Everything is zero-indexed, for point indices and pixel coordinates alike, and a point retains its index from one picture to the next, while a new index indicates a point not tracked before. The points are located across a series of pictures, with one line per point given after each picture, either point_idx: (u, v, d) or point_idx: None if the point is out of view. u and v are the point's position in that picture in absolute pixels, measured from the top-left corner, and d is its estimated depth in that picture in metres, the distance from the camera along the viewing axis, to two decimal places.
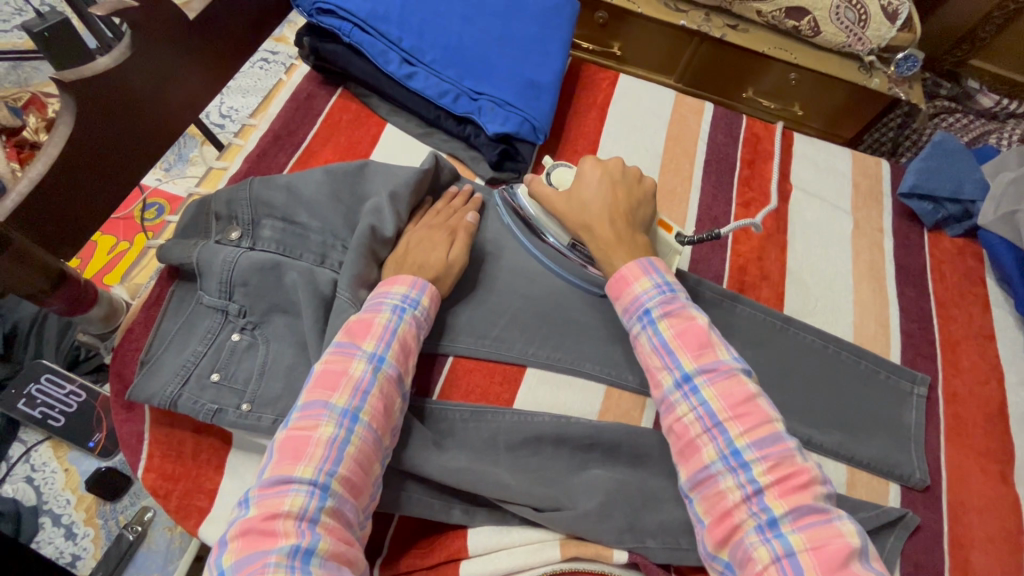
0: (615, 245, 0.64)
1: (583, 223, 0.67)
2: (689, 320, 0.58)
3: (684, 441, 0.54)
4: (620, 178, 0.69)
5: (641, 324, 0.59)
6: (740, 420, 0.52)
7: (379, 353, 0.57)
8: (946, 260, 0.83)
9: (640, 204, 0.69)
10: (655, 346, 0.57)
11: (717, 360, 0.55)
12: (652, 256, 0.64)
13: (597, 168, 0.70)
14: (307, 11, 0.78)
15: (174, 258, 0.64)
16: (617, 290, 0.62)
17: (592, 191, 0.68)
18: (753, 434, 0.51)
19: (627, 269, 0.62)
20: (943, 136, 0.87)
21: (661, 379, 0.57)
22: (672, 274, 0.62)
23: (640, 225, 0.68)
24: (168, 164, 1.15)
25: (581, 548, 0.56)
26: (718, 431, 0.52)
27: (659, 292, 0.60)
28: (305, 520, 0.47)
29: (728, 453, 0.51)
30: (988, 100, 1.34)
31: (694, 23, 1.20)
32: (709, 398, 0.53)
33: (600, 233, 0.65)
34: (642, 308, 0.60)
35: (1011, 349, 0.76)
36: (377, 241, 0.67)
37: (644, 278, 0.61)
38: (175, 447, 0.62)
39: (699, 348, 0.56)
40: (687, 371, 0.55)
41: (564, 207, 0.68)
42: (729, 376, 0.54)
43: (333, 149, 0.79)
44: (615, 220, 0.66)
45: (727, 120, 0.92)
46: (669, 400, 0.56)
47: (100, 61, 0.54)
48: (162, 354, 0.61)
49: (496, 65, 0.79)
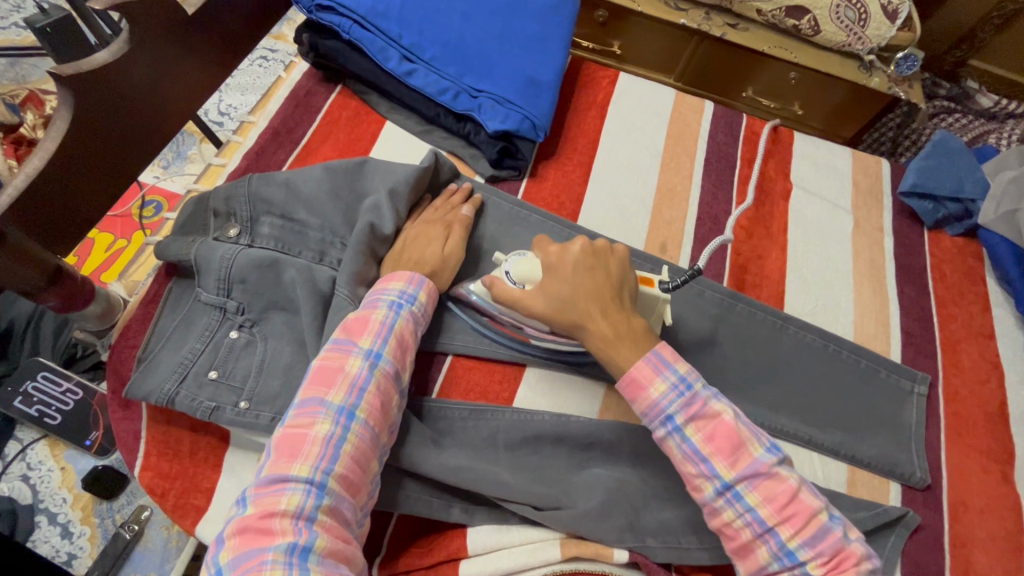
0: (617, 345, 0.56)
1: (573, 321, 0.58)
2: (714, 419, 0.53)
3: (736, 545, 0.51)
4: (591, 262, 0.60)
5: (665, 430, 0.54)
6: (790, 522, 0.49)
7: (376, 350, 0.57)
8: (946, 259, 0.83)
9: (623, 281, 0.60)
10: (686, 453, 0.52)
11: (752, 460, 0.51)
12: (656, 343, 0.57)
13: (563, 253, 0.60)
14: (307, 7, 0.78)
15: (172, 254, 0.64)
16: (631, 395, 0.55)
17: (567, 285, 0.59)
18: (804, 533, 0.49)
19: (638, 370, 0.55)
20: (943, 135, 0.87)
21: (700, 487, 0.52)
22: (684, 363, 0.55)
23: (630, 303, 0.60)
24: (166, 162, 1.15)
25: (582, 547, 0.55)
26: (771, 535, 0.49)
27: (677, 392, 0.54)
28: (302, 519, 0.46)
29: (782, 554, 0.49)
30: (987, 100, 1.33)
31: (694, 22, 1.21)
32: (755, 504, 0.50)
33: (596, 332, 0.57)
34: (663, 413, 0.54)
35: (1011, 348, 0.76)
36: (376, 239, 0.67)
37: (659, 380, 0.54)
38: (172, 446, 0.61)
39: (732, 453, 0.51)
40: (726, 479, 0.51)
41: (545, 309, 0.59)
42: (769, 475, 0.51)
43: (332, 146, 0.79)
44: (605, 312, 0.58)
45: (727, 119, 0.92)
46: (711, 505, 0.52)
47: (98, 55, 0.53)
48: (159, 351, 0.61)
49: (495, 62, 0.79)
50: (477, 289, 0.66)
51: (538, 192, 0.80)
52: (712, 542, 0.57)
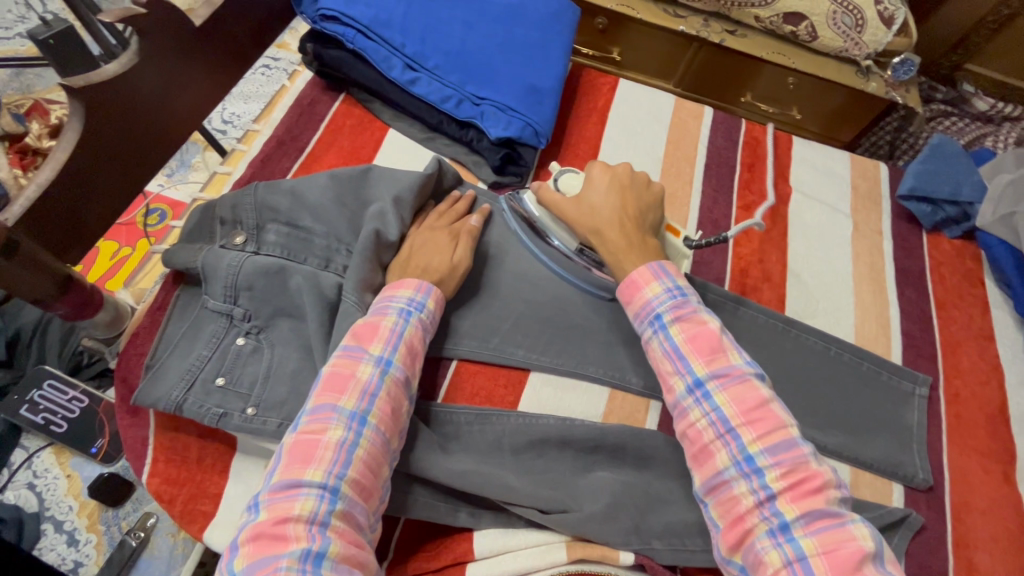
0: (626, 250, 0.65)
1: (594, 227, 0.67)
2: (700, 324, 0.58)
3: (698, 447, 0.54)
4: (628, 182, 0.70)
5: (652, 329, 0.60)
6: (752, 426, 0.52)
7: (386, 356, 0.57)
8: (945, 261, 0.83)
9: (650, 208, 0.69)
10: (667, 350, 0.58)
11: (728, 365, 0.56)
12: (663, 260, 0.65)
13: (606, 172, 0.71)
14: (311, 18, 0.79)
15: (179, 262, 0.65)
16: (628, 295, 0.62)
17: (601, 196, 0.69)
18: (767, 440, 0.51)
19: (638, 273, 0.62)
20: (940, 139, 0.87)
21: (674, 385, 0.57)
22: (681, 279, 0.62)
23: (650, 228, 0.68)
24: (170, 170, 1.15)
25: (588, 550, 0.55)
26: (732, 436, 0.52)
27: (669, 296, 0.60)
28: (316, 524, 0.47)
29: (741, 458, 0.52)
30: (984, 104, 1.34)
31: (693, 28, 1.22)
32: (722, 403, 0.54)
33: (610, 238, 0.66)
34: (653, 313, 0.60)
35: (1012, 350, 0.77)
36: (382, 246, 0.68)
37: (655, 284, 0.61)
38: (179, 452, 0.62)
39: (710, 353, 0.56)
40: (699, 376, 0.55)
41: (575, 212, 0.68)
42: (742, 381, 0.55)
43: (336, 154, 0.79)
44: (624, 224, 0.66)
45: (726, 124, 0.93)
46: (681, 404, 0.56)
47: (109, 67, 0.54)
48: (166, 359, 0.61)
49: (498, 70, 0.80)
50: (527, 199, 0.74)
51: None
52: None
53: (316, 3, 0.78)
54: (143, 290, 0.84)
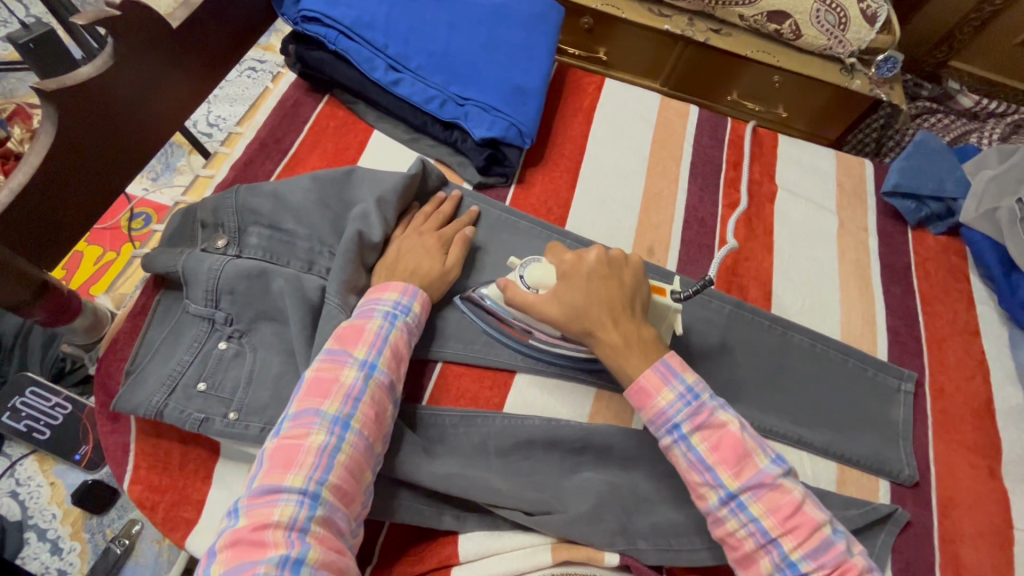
0: (628, 353, 0.57)
1: (586, 329, 0.58)
2: (721, 429, 0.54)
3: (739, 554, 0.51)
4: (607, 271, 0.60)
5: (671, 438, 0.54)
6: (793, 533, 0.50)
7: (371, 360, 0.57)
8: (931, 257, 0.84)
9: (638, 291, 0.61)
10: (692, 462, 0.53)
11: (757, 470, 0.52)
12: (664, 351, 0.58)
13: (579, 261, 0.60)
14: (293, 19, 0.78)
15: (160, 266, 0.64)
16: (638, 402, 0.56)
17: (582, 293, 0.59)
18: (808, 545, 0.49)
19: (645, 378, 0.56)
20: (924, 136, 0.88)
21: (704, 495, 0.53)
22: (690, 372, 0.56)
23: (642, 314, 0.60)
24: (155, 174, 1.15)
25: (574, 551, 0.55)
26: (774, 546, 0.50)
27: (684, 402, 0.55)
28: (295, 530, 0.46)
29: (785, 566, 0.49)
30: (969, 100, 1.34)
31: (678, 28, 1.22)
32: (758, 514, 0.51)
33: (608, 341, 0.57)
34: (670, 422, 0.54)
35: (997, 345, 0.77)
36: (364, 247, 0.67)
37: (667, 388, 0.55)
38: (161, 458, 0.61)
39: (737, 463, 0.52)
40: (730, 489, 0.51)
41: (557, 316, 0.59)
42: (774, 486, 0.51)
43: (320, 156, 0.79)
44: (618, 322, 0.58)
45: (712, 123, 0.93)
46: (715, 515, 0.52)
47: (83, 70, 0.54)
48: (147, 364, 0.61)
49: (481, 71, 0.80)
50: (487, 291, 0.67)
51: (526, 198, 0.80)
52: (704, 542, 0.58)
53: (297, 4, 0.78)
54: (124, 294, 0.84)
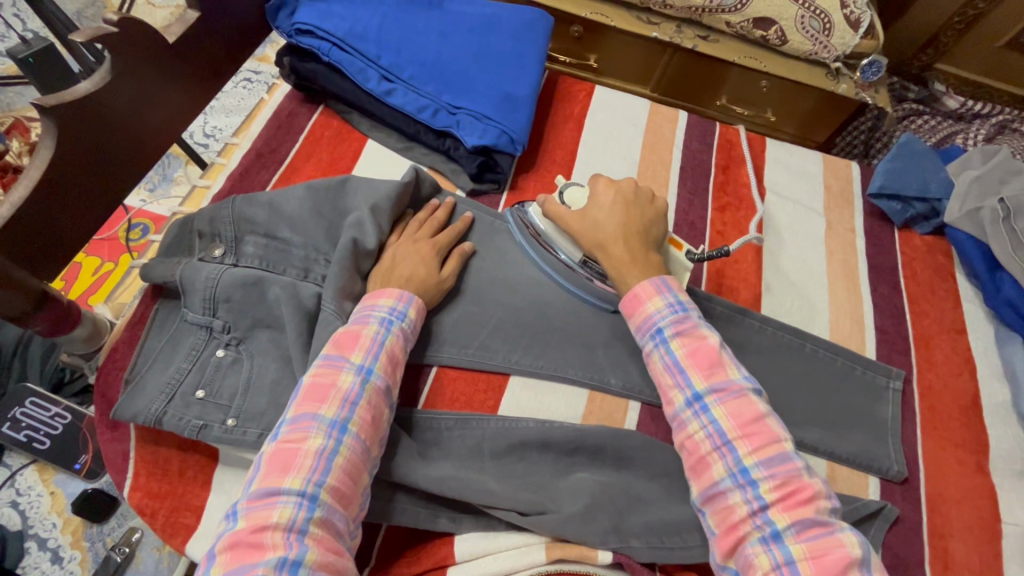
0: (629, 265, 0.66)
1: (598, 241, 0.68)
2: (700, 339, 0.59)
3: (696, 457, 0.55)
4: (632, 198, 0.71)
5: (652, 342, 0.61)
6: (749, 440, 0.53)
7: (367, 365, 0.58)
8: (917, 257, 0.85)
9: (654, 223, 0.71)
10: (667, 363, 0.59)
11: (727, 380, 0.57)
12: (665, 274, 0.66)
13: (610, 187, 0.72)
14: (287, 32, 0.80)
15: (157, 276, 0.65)
16: (630, 308, 0.64)
17: (605, 210, 0.70)
18: (763, 453, 0.52)
19: (640, 287, 0.63)
20: (908, 138, 0.89)
21: (673, 397, 0.58)
22: (682, 292, 0.63)
23: (654, 243, 0.69)
24: (152, 185, 1.16)
25: (567, 550, 0.56)
26: (728, 449, 0.53)
27: (670, 310, 0.61)
28: (293, 532, 0.47)
29: (737, 471, 0.52)
30: (954, 102, 1.38)
31: (666, 34, 1.24)
32: (720, 416, 0.55)
33: (614, 253, 0.67)
34: (654, 326, 0.61)
35: (984, 342, 0.78)
36: (359, 254, 0.68)
37: (656, 297, 0.62)
38: (160, 465, 0.62)
39: (709, 368, 0.57)
40: (698, 389, 0.56)
41: (578, 225, 0.70)
42: (740, 396, 0.55)
43: (314, 165, 0.80)
44: (628, 239, 0.67)
45: (700, 128, 0.94)
46: (680, 417, 0.57)
47: (81, 85, 0.55)
48: (145, 373, 0.62)
49: (472, 80, 0.81)
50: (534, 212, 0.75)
51: (518, 204, 0.82)
52: (697, 540, 0.58)
53: (292, 18, 0.80)
54: (123, 304, 0.85)
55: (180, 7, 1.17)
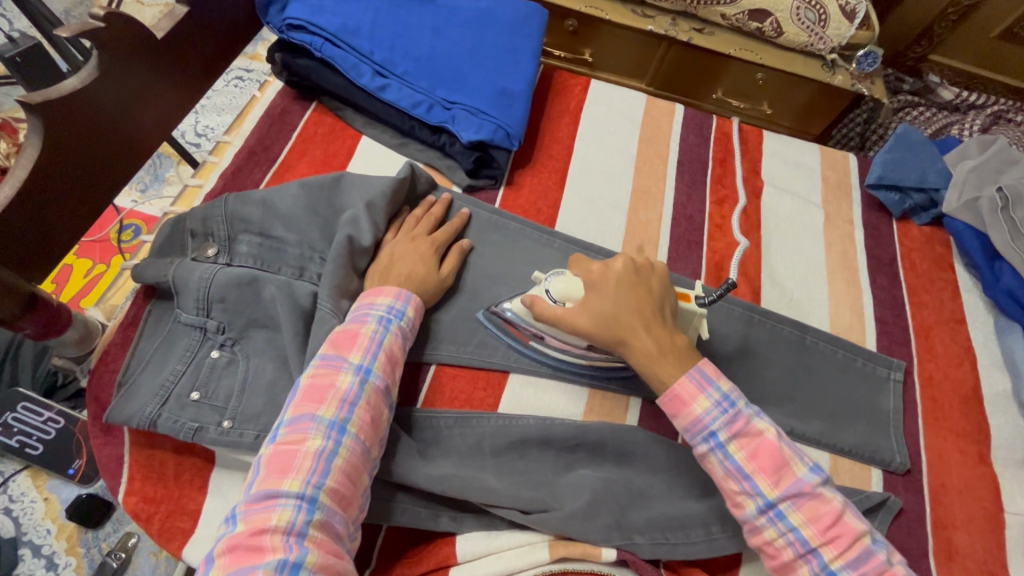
0: (662, 359, 0.58)
1: (617, 337, 0.59)
2: (758, 437, 0.54)
3: (777, 563, 0.52)
4: (634, 278, 0.62)
5: (707, 446, 0.55)
6: (833, 544, 0.50)
7: (366, 364, 0.57)
8: (916, 248, 0.85)
9: (664, 297, 0.63)
10: (729, 470, 0.54)
11: (796, 479, 0.53)
12: (696, 358, 0.59)
13: (607, 271, 0.62)
14: (277, 28, 0.78)
15: (150, 276, 0.64)
16: (674, 409, 0.57)
17: (611, 301, 0.60)
18: (848, 556, 0.50)
19: (682, 387, 0.56)
20: (905, 128, 0.89)
21: (741, 503, 0.53)
22: (726, 380, 0.57)
23: (671, 320, 0.61)
24: (143, 185, 1.14)
25: (570, 547, 0.56)
26: (813, 556, 0.50)
27: (720, 409, 0.55)
28: (293, 534, 0.46)
29: None
30: (949, 94, 1.38)
31: (661, 28, 1.24)
32: (798, 523, 0.51)
33: (641, 347, 0.58)
34: (707, 430, 0.55)
35: (983, 332, 0.78)
36: (355, 252, 0.67)
37: (702, 396, 0.56)
38: (156, 469, 0.61)
39: (775, 471, 0.53)
40: (769, 497, 0.52)
41: (589, 325, 0.60)
42: (814, 495, 0.52)
43: (308, 162, 0.79)
44: (648, 328, 0.59)
45: (697, 121, 0.94)
46: (752, 523, 0.53)
47: (68, 82, 0.54)
48: (139, 375, 0.61)
49: (467, 74, 0.80)
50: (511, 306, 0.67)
51: (515, 199, 0.81)
52: (701, 535, 0.58)
53: (282, 13, 0.78)
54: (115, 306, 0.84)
55: (169, 4, 1.15)
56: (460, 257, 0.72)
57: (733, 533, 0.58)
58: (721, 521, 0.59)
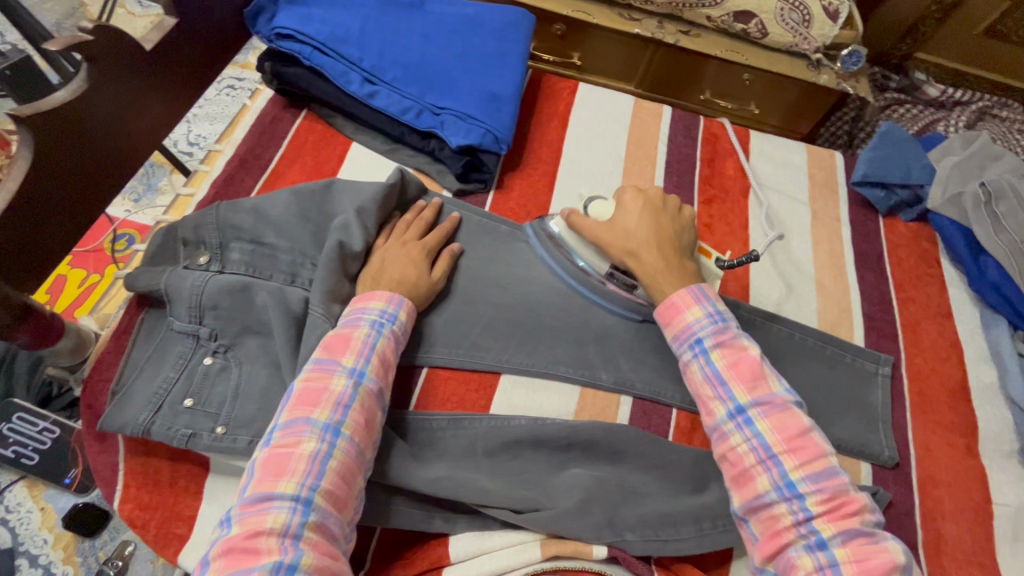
0: (663, 273, 0.65)
1: (629, 249, 0.67)
2: (741, 351, 0.58)
3: (737, 469, 0.54)
4: (660, 206, 0.71)
5: (691, 352, 0.60)
6: (796, 453, 0.53)
7: (359, 368, 0.58)
8: (902, 244, 0.86)
9: (684, 230, 0.70)
10: (707, 374, 0.58)
11: (770, 393, 0.56)
12: (700, 282, 0.65)
13: (638, 197, 0.71)
14: (267, 37, 0.79)
15: (142, 285, 0.64)
16: (667, 316, 0.63)
17: (634, 218, 0.69)
18: (809, 467, 0.52)
19: (678, 296, 0.63)
20: (890, 126, 0.90)
21: (713, 409, 0.57)
22: (721, 301, 0.63)
23: (685, 250, 0.69)
24: (137, 195, 1.15)
25: (562, 546, 0.56)
26: (773, 462, 0.52)
27: (710, 320, 0.60)
28: (289, 537, 0.47)
29: (782, 483, 0.52)
30: (935, 91, 1.39)
31: (648, 31, 1.25)
32: (764, 430, 0.54)
33: (647, 260, 0.66)
34: (693, 336, 0.60)
35: (970, 326, 0.79)
36: (346, 257, 0.68)
37: (695, 307, 0.61)
38: (150, 476, 0.61)
39: (752, 380, 0.56)
40: (741, 402, 0.55)
41: (609, 234, 0.69)
42: (784, 409, 0.55)
43: (299, 170, 0.80)
44: (660, 247, 0.67)
45: (685, 122, 0.95)
46: (720, 429, 0.56)
47: (57, 95, 0.54)
48: (133, 383, 0.61)
49: (455, 80, 0.81)
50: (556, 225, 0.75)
51: (505, 203, 0.82)
52: (692, 532, 0.58)
53: (271, 23, 0.79)
54: (107, 315, 0.85)
55: (158, 15, 1.14)
56: (452, 260, 0.72)
57: (723, 529, 0.59)
58: (711, 517, 0.59)
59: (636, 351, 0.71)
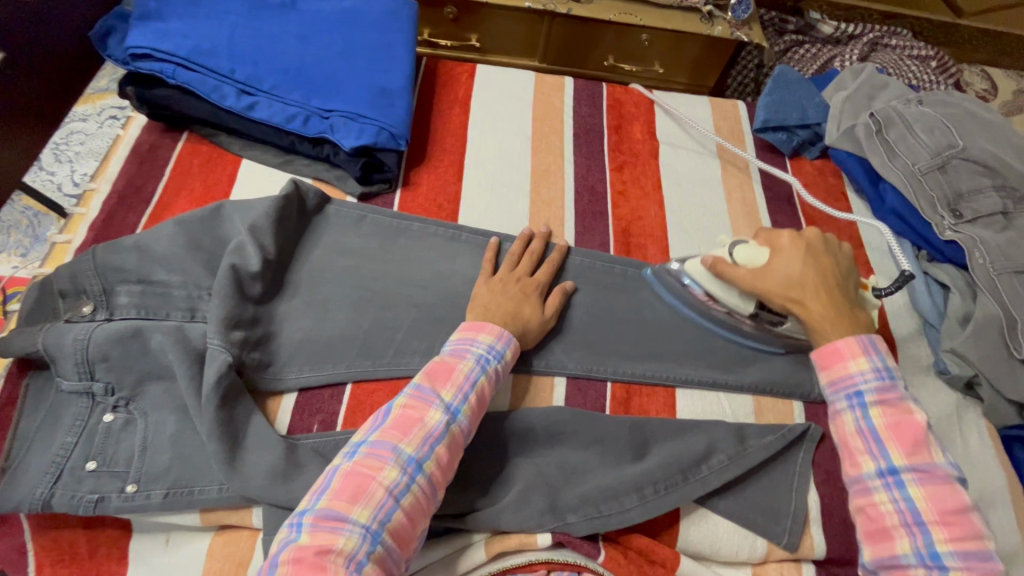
0: (832, 322, 0.61)
1: (795, 299, 0.63)
2: (905, 413, 0.56)
3: (874, 525, 0.54)
4: (825, 249, 0.66)
5: (848, 403, 0.58)
6: (948, 527, 0.51)
7: (455, 405, 0.55)
8: (810, 183, 0.88)
9: (851, 273, 0.66)
10: (861, 428, 0.57)
11: (929, 462, 0.54)
12: (872, 333, 0.62)
13: (798, 241, 0.65)
14: (122, 59, 0.73)
15: (18, 349, 0.59)
16: (827, 361, 0.61)
17: (798, 267, 0.63)
18: (960, 544, 0.50)
19: (844, 342, 0.60)
20: (782, 69, 0.91)
21: (861, 463, 0.56)
22: (891, 357, 0.60)
23: (853, 296, 0.64)
24: (24, 249, 1.06)
25: (505, 542, 0.56)
26: (919, 530, 0.52)
27: (876, 376, 0.58)
28: (355, 562, 0.45)
29: (925, 552, 0.51)
30: (828, 28, 1.41)
31: (539, 3, 1.23)
32: (915, 496, 0.53)
33: (816, 311, 0.62)
34: (855, 387, 0.58)
35: (879, 252, 0.82)
36: (243, 282, 0.64)
37: (862, 358, 0.59)
38: (65, 551, 0.56)
39: (911, 446, 0.55)
40: (895, 464, 0.54)
41: (768, 283, 0.63)
42: (943, 481, 0.53)
43: (186, 197, 0.75)
44: (829, 296, 0.62)
45: (588, 91, 0.94)
46: (863, 483, 0.56)
47: None
48: (25, 456, 0.56)
49: (340, 79, 0.77)
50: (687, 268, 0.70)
51: (413, 199, 0.79)
52: (635, 501, 0.58)
53: (123, 44, 0.73)
54: None
55: None
56: (564, 298, 0.70)
57: (666, 492, 0.59)
58: (653, 483, 0.59)
59: (565, 331, 0.70)
